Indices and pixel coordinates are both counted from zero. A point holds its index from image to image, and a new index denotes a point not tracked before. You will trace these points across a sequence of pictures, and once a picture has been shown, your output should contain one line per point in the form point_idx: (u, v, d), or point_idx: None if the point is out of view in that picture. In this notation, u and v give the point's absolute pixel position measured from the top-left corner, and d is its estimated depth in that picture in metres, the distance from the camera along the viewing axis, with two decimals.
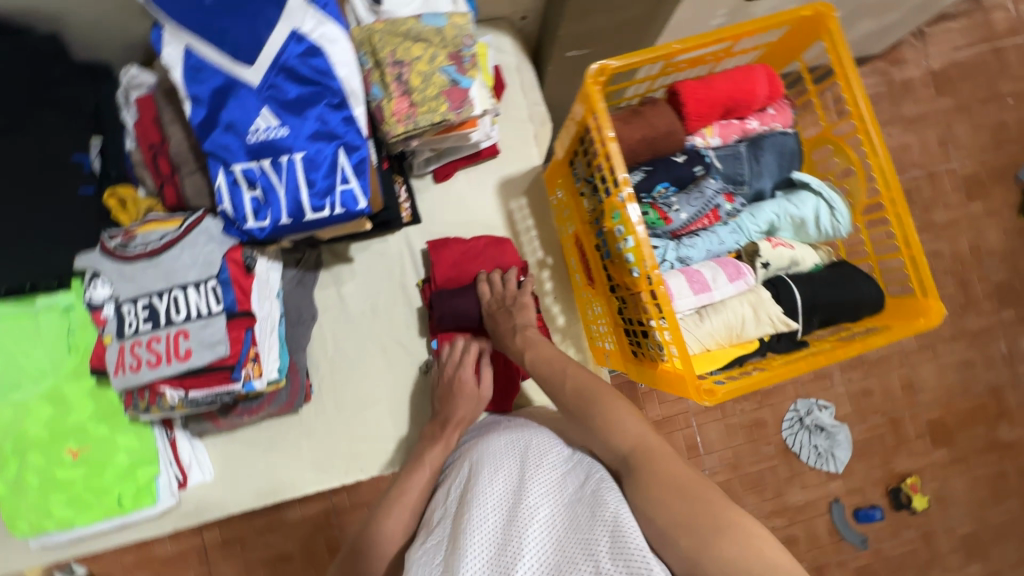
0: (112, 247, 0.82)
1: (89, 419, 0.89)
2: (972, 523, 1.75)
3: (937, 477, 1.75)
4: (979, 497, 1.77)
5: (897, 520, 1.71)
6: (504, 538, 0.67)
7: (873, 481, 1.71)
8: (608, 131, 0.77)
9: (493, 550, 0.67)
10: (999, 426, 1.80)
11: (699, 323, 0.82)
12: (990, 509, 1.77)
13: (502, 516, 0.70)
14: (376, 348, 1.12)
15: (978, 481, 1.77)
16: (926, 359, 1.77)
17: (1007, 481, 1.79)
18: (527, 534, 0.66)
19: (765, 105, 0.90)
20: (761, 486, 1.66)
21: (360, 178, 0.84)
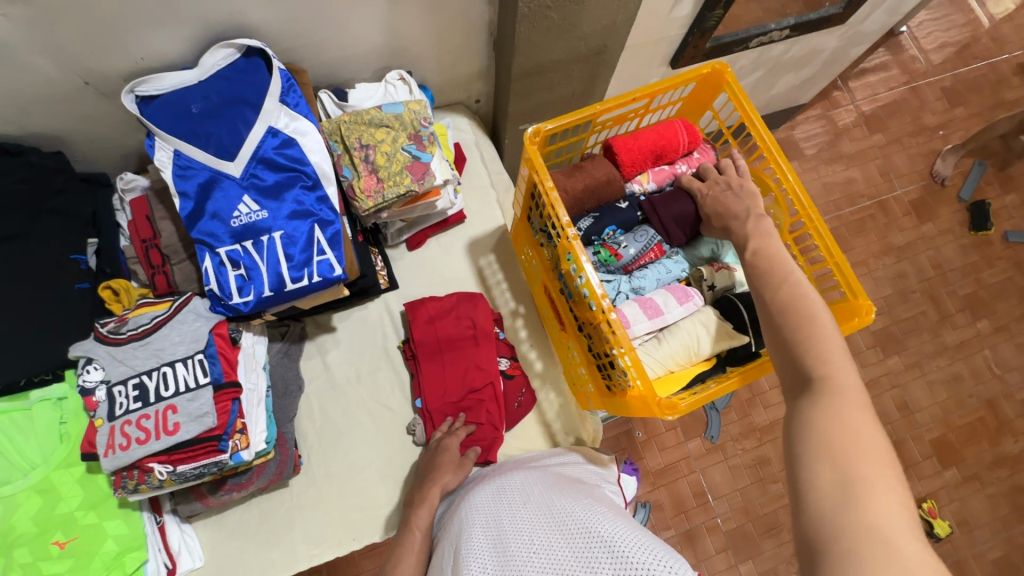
0: (104, 332, 0.88)
1: (78, 507, 0.90)
2: (1001, 546, 1.69)
3: (952, 499, 1.72)
4: (1001, 516, 1.72)
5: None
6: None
7: None
8: (549, 181, 0.89)
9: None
10: (1004, 439, 1.78)
11: (658, 346, 0.87)
12: (1016, 528, 1.71)
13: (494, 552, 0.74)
14: (362, 412, 1.14)
15: (996, 499, 1.73)
16: (914, 378, 1.80)
17: None
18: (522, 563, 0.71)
19: (689, 150, 1.00)
20: (777, 528, 1.61)
21: (335, 249, 0.93)
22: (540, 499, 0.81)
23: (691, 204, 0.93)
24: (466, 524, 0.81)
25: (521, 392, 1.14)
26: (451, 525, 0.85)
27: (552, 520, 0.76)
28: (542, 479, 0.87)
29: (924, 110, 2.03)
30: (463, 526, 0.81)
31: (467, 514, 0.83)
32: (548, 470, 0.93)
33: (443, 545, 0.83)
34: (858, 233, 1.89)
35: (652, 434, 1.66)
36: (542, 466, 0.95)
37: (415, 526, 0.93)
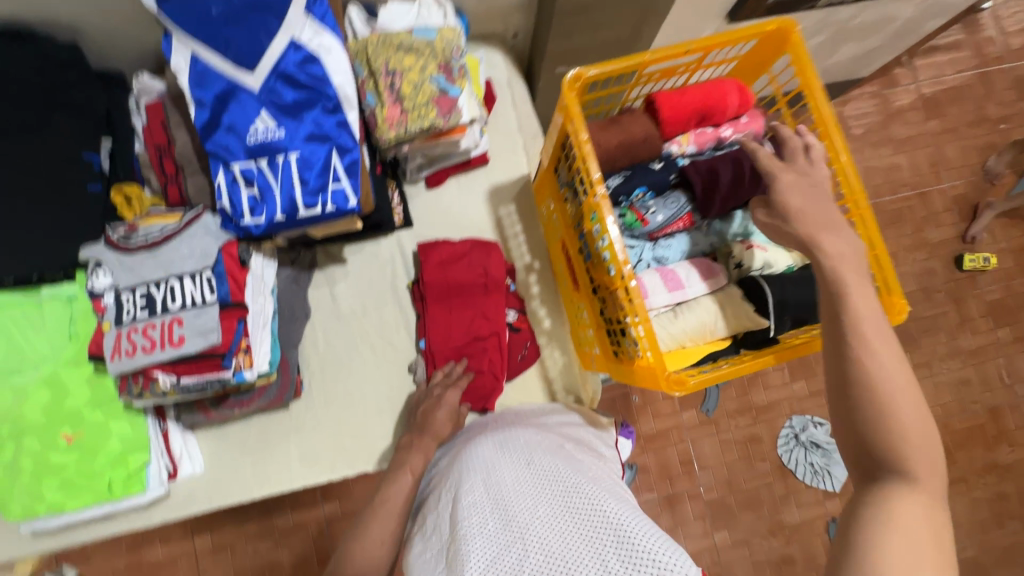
0: (115, 239, 0.87)
1: (86, 404, 0.92)
2: (973, 548, 1.72)
3: None
4: (980, 519, 1.74)
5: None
6: (505, 542, 0.69)
7: None
8: (583, 133, 0.84)
9: (491, 551, 0.69)
10: (1000, 448, 1.77)
11: (673, 320, 0.85)
12: (992, 533, 1.74)
13: (496, 517, 0.72)
14: (365, 346, 1.15)
15: (978, 504, 1.74)
16: (921, 377, 1.77)
17: (1008, 503, 1.76)
18: (524, 534, 0.69)
19: (737, 113, 0.93)
20: (757, 504, 1.64)
21: (352, 178, 0.90)
22: (545, 463, 0.79)
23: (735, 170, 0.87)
24: (466, 478, 0.80)
25: (525, 346, 1.14)
26: (450, 476, 0.85)
27: (555, 487, 0.75)
28: (546, 442, 0.86)
29: (992, 98, 1.88)
30: (464, 480, 0.80)
31: (469, 471, 0.82)
32: (551, 431, 0.92)
33: (441, 493, 0.83)
34: (894, 223, 1.80)
35: (649, 401, 1.67)
36: (545, 426, 0.94)
37: (407, 469, 0.93)
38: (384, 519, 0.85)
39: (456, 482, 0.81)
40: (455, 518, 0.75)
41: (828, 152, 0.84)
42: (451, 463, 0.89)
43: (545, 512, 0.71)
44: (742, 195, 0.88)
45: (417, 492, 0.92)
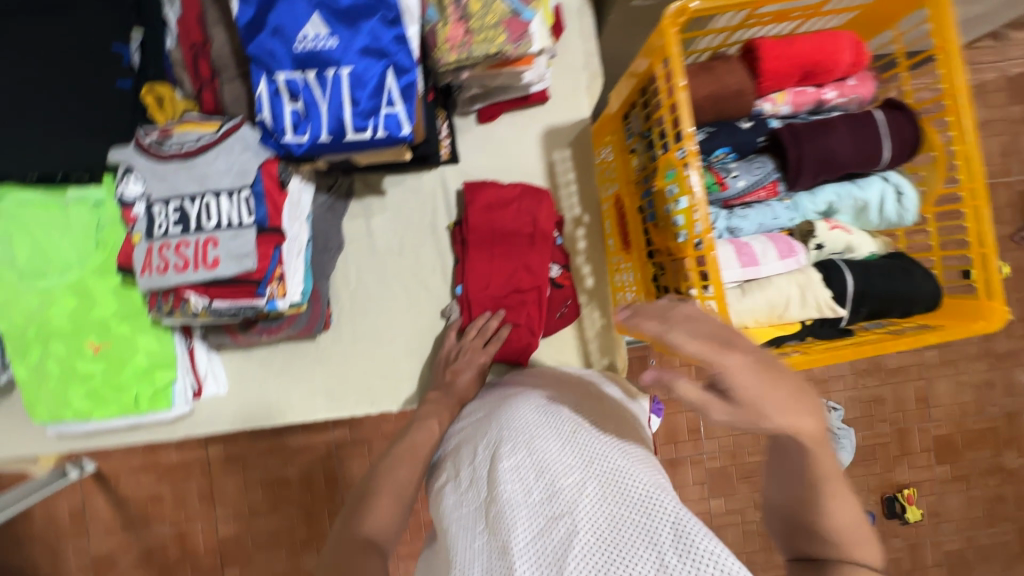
0: (147, 143, 0.80)
1: (112, 316, 0.89)
2: (960, 541, 1.76)
3: (933, 491, 1.75)
4: (973, 516, 1.77)
5: (884, 528, 1.73)
6: (551, 517, 0.68)
7: (868, 487, 1.73)
8: (681, 80, 0.70)
9: (536, 526, 0.69)
10: (1006, 451, 1.77)
11: (742, 299, 0.77)
12: (981, 530, 1.77)
13: (541, 490, 0.71)
14: (398, 285, 1.10)
15: (973, 501, 1.76)
16: (945, 374, 1.74)
17: (1003, 504, 1.78)
18: (572, 512, 0.68)
19: (846, 74, 0.81)
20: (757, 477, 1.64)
21: (406, 103, 0.81)
22: (594, 439, 0.77)
23: (840, 142, 0.76)
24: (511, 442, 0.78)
25: (567, 303, 1.09)
26: (491, 430, 0.83)
27: (605, 466, 0.72)
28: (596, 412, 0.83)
29: None
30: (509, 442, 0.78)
31: (510, 433, 0.80)
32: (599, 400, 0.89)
33: (481, 446, 0.82)
34: None
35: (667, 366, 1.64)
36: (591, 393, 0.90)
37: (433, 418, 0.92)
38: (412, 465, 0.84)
39: (497, 443, 0.79)
40: (500, 482, 0.74)
41: (952, 132, 0.72)
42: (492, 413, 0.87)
43: (594, 494, 0.69)
44: (843, 169, 0.78)
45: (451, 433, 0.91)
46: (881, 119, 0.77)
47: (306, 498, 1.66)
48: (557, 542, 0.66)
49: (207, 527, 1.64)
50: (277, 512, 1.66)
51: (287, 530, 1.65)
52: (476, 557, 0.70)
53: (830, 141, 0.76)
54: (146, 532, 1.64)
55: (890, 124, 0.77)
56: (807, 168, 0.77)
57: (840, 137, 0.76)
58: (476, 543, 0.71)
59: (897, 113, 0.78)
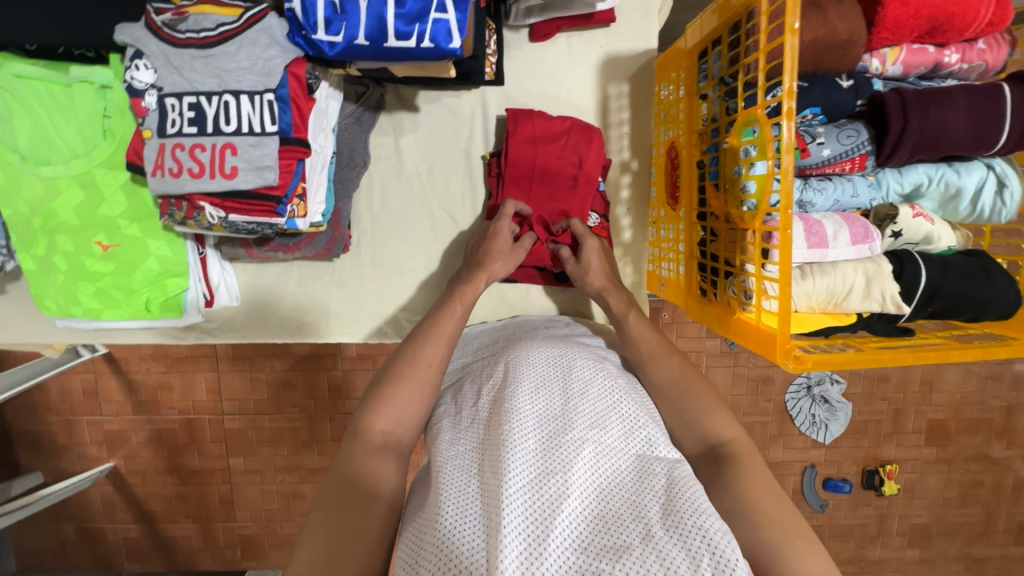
0: (158, 24, 0.69)
1: (122, 215, 0.83)
2: (928, 516, 1.83)
3: (915, 469, 1.79)
4: (946, 496, 1.82)
5: (861, 497, 1.79)
6: (547, 469, 0.65)
7: (853, 458, 1.76)
8: (795, 21, 0.58)
9: (531, 471, 0.65)
10: (996, 442, 1.79)
11: (799, 281, 0.71)
12: (951, 510, 1.83)
13: (543, 442, 0.68)
14: (422, 213, 1.03)
15: (951, 483, 1.81)
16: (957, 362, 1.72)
17: (979, 489, 1.82)
18: (571, 469, 0.65)
19: (979, 34, 0.69)
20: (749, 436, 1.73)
21: (460, 11, 0.70)
22: (598, 402, 0.74)
23: (958, 117, 0.66)
24: (515, 390, 0.76)
25: None
26: (499, 377, 0.80)
27: (606, 432, 0.70)
28: (605, 374, 0.80)
29: None
30: (513, 390, 0.76)
31: (521, 383, 0.77)
32: (608, 360, 0.85)
33: (481, 392, 0.80)
34: None
35: (678, 320, 1.61)
36: (600, 354, 0.87)
37: (459, 299, 0.87)
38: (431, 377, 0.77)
39: (506, 389, 0.77)
40: (498, 426, 0.71)
41: None
42: (496, 362, 0.85)
43: (591, 456, 0.67)
44: (947, 150, 0.68)
45: (450, 380, 0.89)
46: (1008, 97, 0.66)
47: (308, 403, 1.69)
48: (550, 494, 0.62)
49: (214, 419, 1.70)
50: (280, 413, 1.70)
51: (289, 430, 1.71)
52: (461, 496, 0.65)
53: (944, 114, 0.66)
54: (155, 416, 1.70)
55: (1017, 104, 0.66)
56: (910, 144, 0.68)
57: (957, 113, 0.66)
58: (463, 482, 0.66)
59: None
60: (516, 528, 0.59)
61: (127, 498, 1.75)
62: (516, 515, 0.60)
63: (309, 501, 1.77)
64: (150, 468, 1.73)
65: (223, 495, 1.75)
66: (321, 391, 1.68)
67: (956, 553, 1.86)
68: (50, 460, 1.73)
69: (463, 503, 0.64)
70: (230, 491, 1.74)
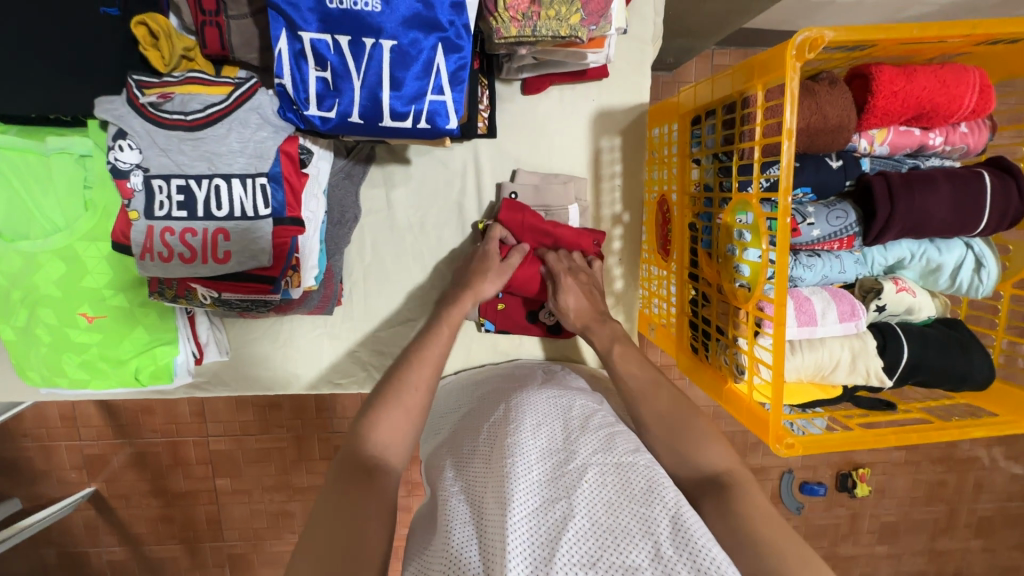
0: (144, 104, 0.66)
1: (106, 286, 0.81)
2: (897, 514, 1.92)
3: (886, 471, 1.88)
4: (914, 495, 1.92)
5: (834, 498, 1.87)
6: (550, 497, 0.66)
7: (828, 463, 1.84)
8: (790, 125, 0.60)
9: (536, 500, 0.66)
10: (960, 443, 1.89)
11: (788, 356, 0.73)
12: (918, 507, 1.93)
13: (547, 472, 0.69)
14: (415, 267, 1.02)
15: (918, 483, 1.91)
16: None
17: (943, 488, 1.92)
18: (575, 494, 0.65)
19: (962, 119, 0.71)
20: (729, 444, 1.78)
21: (456, 89, 0.69)
22: (601, 431, 0.76)
23: (943, 205, 0.69)
24: (517, 424, 0.78)
25: None
26: (501, 415, 0.82)
27: (609, 458, 0.71)
28: (606, 411, 0.82)
29: None
30: (514, 425, 0.77)
31: (522, 417, 0.79)
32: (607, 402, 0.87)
33: (484, 430, 0.81)
34: None
35: None
36: (598, 395, 0.88)
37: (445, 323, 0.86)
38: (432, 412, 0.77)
39: (508, 423, 0.78)
40: (502, 459, 0.72)
41: None
42: (496, 403, 0.86)
43: (597, 478, 0.67)
44: (930, 232, 0.71)
45: (451, 423, 0.89)
46: (989, 185, 0.69)
47: (296, 424, 1.68)
48: (556, 520, 0.63)
49: (198, 441, 1.68)
50: (266, 433, 1.69)
51: (276, 450, 1.70)
52: (463, 527, 0.66)
53: (930, 198, 0.68)
54: (137, 439, 1.67)
55: (995, 193, 0.69)
56: (902, 219, 0.69)
57: (942, 200, 0.68)
58: (465, 514, 0.67)
59: (1007, 178, 0.70)
60: (518, 553, 0.60)
61: (109, 521, 1.72)
62: (519, 539, 0.61)
63: (299, 519, 1.77)
64: (133, 491, 1.70)
65: (210, 516, 1.74)
66: (307, 412, 1.67)
67: (922, 547, 1.97)
68: (28, 486, 1.68)
69: (467, 537, 0.64)
70: (217, 511, 1.73)
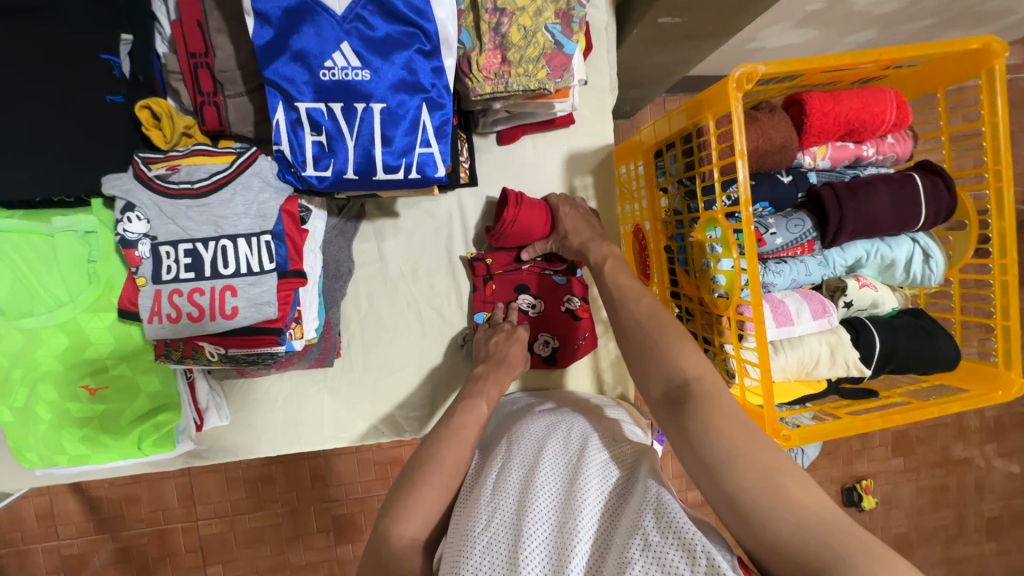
0: (151, 176, 0.72)
1: (110, 356, 0.82)
2: (907, 524, 1.92)
3: (890, 481, 1.90)
4: (920, 503, 1.93)
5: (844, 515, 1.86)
6: (555, 512, 0.68)
7: (831, 478, 1.85)
8: (743, 146, 0.68)
9: (543, 516, 0.68)
10: (955, 444, 1.94)
11: (773, 356, 0.79)
12: (926, 516, 1.94)
13: (550, 489, 0.72)
14: (411, 312, 1.06)
15: (922, 490, 1.92)
16: None
17: (946, 493, 1.94)
18: (577, 507, 0.68)
19: (887, 132, 0.81)
20: None
21: (442, 142, 0.76)
22: (596, 450, 0.78)
23: (882, 206, 0.77)
24: (521, 452, 0.80)
25: (585, 335, 1.07)
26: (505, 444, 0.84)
27: (607, 476, 0.73)
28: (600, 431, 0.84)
29: None
30: (518, 452, 0.80)
31: (525, 445, 0.81)
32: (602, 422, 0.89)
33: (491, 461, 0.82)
34: None
35: None
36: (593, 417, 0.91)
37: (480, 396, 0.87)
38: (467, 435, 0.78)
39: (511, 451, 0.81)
40: (508, 485, 0.74)
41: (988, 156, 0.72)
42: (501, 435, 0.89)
43: (593, 486, 0.71)
44: (878, 232, 0.79)
45: None
46: (920, 185, 0.78)
47: (291, 496, 1.63)
48: (562, 535, 0.65)
49: (188, 526, 1.60)
50: (260, 510, 1.62)
51: (271, 527, 1.62)
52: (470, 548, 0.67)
53: (870, 202, 0.77)
54: (120, 532, 1.57)
55: (927, 190, 0.78)
56: (850, 220, 0.76)
57: (882, 200, 0.77)
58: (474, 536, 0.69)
59: (935, 178, 0.79)
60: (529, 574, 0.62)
61: None
62: (531, 552, 0.64)
63: None
64: None
65: None
66: (303, 481, 1.62)
67: (938, 557, 1.95)
68: None
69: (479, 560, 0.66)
70: None
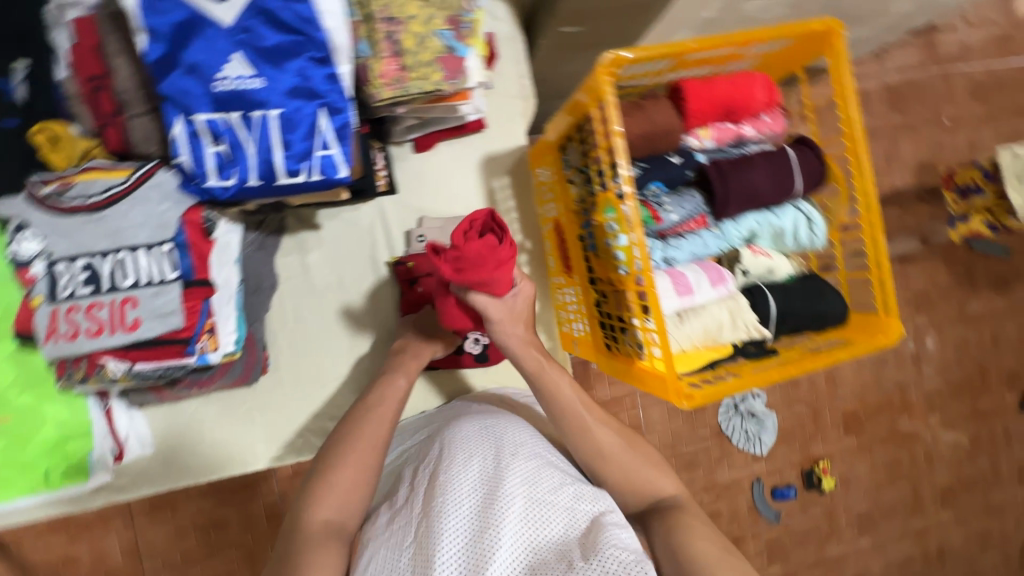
0: (44, 195, 0.75)
1: (12, 384, 0.84)
2: (868, 504, 1.76)
3: (846, 459, 1.74)
4: (876, 478, 1.77)
5: (805, 499, 1.70)
6: (478, 528, 0.67)
7: (790, 463, 1.69)
8: (616, 126, 0.73)
9: (467, 535, 0.67)
10: (901, 417, 1.79)
11: (679, 325, 0.83)
12: (885, 488, 1.78)
13: (474, 503, 0.70)
14: (339, 321, 1.06)
15: (877, 466, 1.77)
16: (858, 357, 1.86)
17: (900, 466, 1.79)
18: (501, 524, 0.66)
19: (761, 111, 0.88)
20: (693, 466, 1.61)
21: (342, 144, 0.78)
22: (527, 457, 0.76)
23: (761, 176, 0.83)
24: (447, 459, 0.76)
25: None
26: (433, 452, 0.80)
27: (536, 486, 0.72)
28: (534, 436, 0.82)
29: (982, 92, 1.84)
30: (444, 460, 0.76)
31: (453, 451, 0.78)
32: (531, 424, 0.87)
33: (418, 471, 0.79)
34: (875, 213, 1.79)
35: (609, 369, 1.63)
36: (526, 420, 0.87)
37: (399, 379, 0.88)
38: (381, 420, 0.79)
39: (438, 459, 0.77)
40: (432, 499, 0.72)
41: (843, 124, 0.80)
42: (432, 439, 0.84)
43: (519, 498, 0.69)
44: (763, 202, 0.85)
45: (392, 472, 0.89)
46: (793, 156, 0.84)
47: None
48: (484, 557, 0.64)
49: None
50: None
51: None
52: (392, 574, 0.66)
53: (750, 174, 0.83)
54: None
55: (798, 160, 0.85)
56: (733, 192, 0.82)
57: (760, 171, 0.83)
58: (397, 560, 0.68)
59: (806, 149, 0.86)
60: None
61: None
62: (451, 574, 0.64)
63: None
64: None
65: None
66: None
67: (899, 530, 1.78)
68: None
69: None
70: None
